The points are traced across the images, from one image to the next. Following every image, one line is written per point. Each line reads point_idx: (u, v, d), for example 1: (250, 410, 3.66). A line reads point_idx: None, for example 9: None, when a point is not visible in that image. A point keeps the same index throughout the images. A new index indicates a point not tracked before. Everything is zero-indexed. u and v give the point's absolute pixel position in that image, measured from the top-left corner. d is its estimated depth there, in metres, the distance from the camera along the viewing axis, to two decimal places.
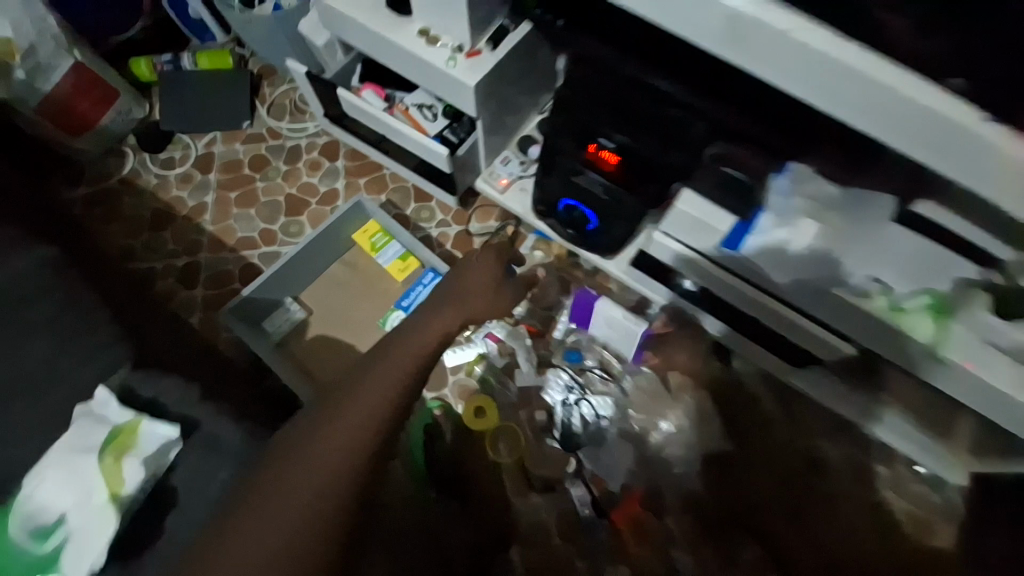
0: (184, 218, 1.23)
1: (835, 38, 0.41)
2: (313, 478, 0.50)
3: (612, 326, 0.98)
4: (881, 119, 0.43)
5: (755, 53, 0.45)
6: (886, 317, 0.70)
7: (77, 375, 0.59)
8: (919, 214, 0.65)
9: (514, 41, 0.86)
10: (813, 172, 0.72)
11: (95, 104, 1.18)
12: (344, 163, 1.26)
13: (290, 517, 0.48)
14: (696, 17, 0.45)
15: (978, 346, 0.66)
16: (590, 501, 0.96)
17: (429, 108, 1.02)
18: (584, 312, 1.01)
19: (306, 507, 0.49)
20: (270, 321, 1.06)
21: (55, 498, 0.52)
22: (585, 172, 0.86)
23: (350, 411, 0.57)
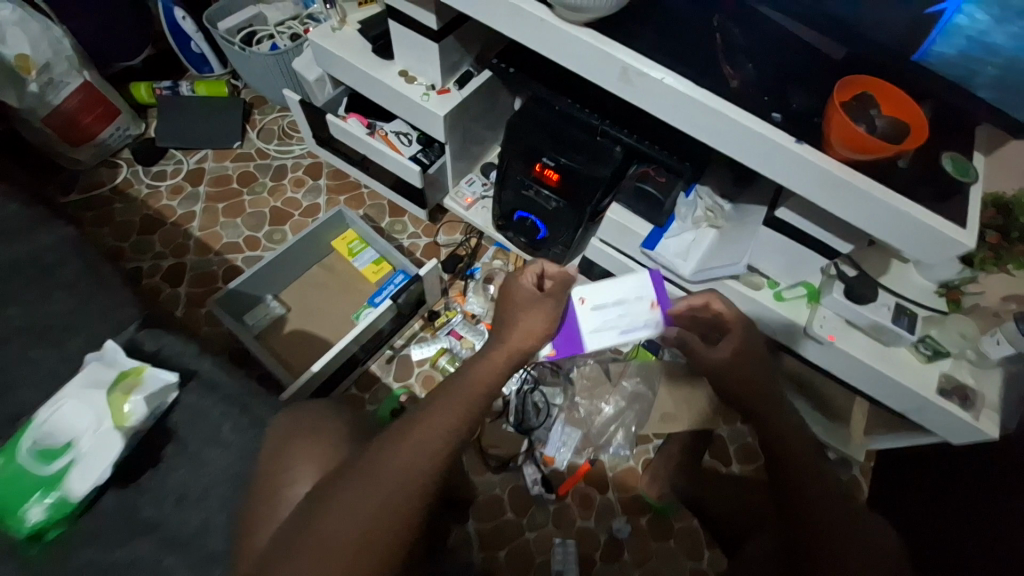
0: (173, 223, 1.35)
1: (688, 84, 0.68)
2: (386, 478, 0.58)
3: (599, 325, 0.83)
4: (725, 137, 0.69)
5: (648, 95, 0.71)
6: (775, 305, 0.94)
7: (106, 322, 0.75)
8: (780, 218, 0.82)
9: (477, 84, 1.06)
10: (709, 191, 0.97)
11: (98, 119, 1.33)
12: (326, 182, 1.40)
13: (374, 499, 0.57)
14: (603, 67, 0.72)
15: (838, 322, 0.90)
16: (540, 478, 1.07)
17: (405, 135, 1.19)
18: (568, 323, 0.84)
19: (354, 538, 0.55)
20: (250, 315, 1.16)
21: (66, 427, 0.61)
22: (535, 186, 1.06)
23: (383, 478, 0.58)
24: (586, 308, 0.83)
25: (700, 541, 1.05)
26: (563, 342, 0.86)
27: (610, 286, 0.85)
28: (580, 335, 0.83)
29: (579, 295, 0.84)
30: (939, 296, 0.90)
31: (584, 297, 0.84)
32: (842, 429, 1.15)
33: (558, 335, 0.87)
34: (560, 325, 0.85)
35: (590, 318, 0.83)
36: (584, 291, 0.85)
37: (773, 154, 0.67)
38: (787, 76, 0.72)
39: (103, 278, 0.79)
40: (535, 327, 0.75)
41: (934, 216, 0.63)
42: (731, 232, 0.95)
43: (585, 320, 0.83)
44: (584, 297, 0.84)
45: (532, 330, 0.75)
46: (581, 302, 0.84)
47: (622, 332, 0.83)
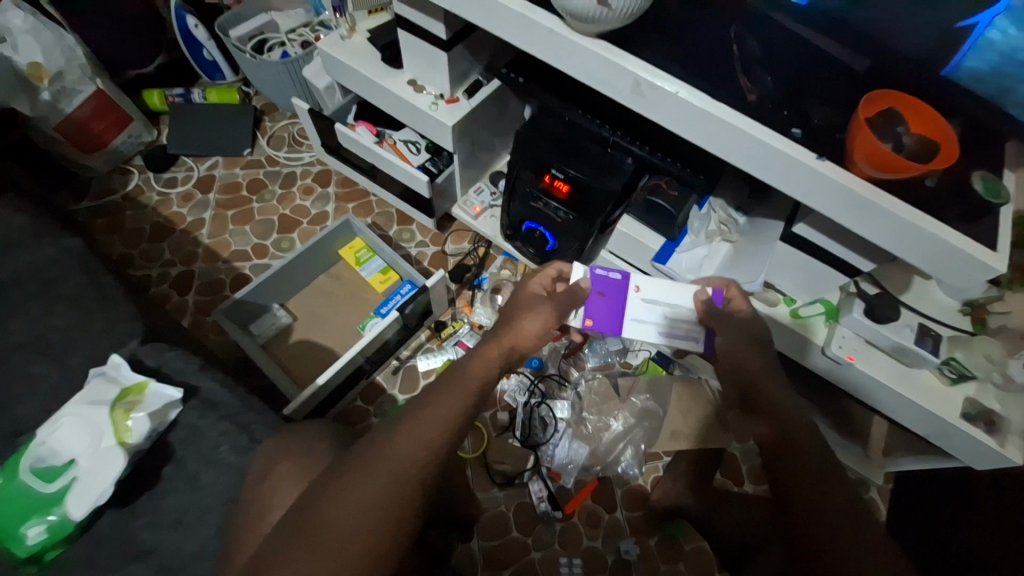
0: (182, 231, 1.35)
1: (703, 98, 0.66)
2: (378, 473, 0.56)
3: (642, 318, 0.84)
4: (739, 150, 0.67)
5: (658, 107, 0.69)
6: (792, 324, 0.91)
7: (113, 335, 0.75)
8: (797, 235, 0.80)
9: (486, 92, 1.04)
10: (723, 204, 0.95)
11: (110, 127, 1.35)
12: (335, 189, 1.40)
13: (367, 494, 0.55)
14: (615, 80, 0.70)
15: (858, 342, 0.87)
16: (546, 496, 1.05)
17: (414, 143, 1.19)
18: (617, 300, 0.85)
19: (348, 540, 0.53)
20: (257, 325, 1.16)
21: (69, 443, 0.63)
22: (544, 198, 1.04)
23: (376, 476, 0.56)
24: (637, 297, 0.85)
25: (710, 564, 1.02)
26: (603, 316, 0.84)
27: (667, 288, 0.85)
28: (622, 318, 0.84)
29: (637, 281, 0.86)
30: (963, 314, 0.87)
31: (639, 287, 0.86)
32: (860, 450, 1.11)
33: (605, 307, 0.84)
34: (609, 299, 0.85)
35: (636, 307, 0.85)
36: (641, 282, 0.86)
37: (792, 173, 0.65)
38: (806, 90, 0.70)
39: (109, 290, 0.79)
40: (530, 327, 0.74)
41: (963, 238, 0.60)
42: (745, 247, 0.94)
43: (633, 306, 0.84)
44: (638, 286, 0.85)
45: (526, 331, 0.74)
46: (635, 290, 0.85)
47: (659, 334, 0.83)
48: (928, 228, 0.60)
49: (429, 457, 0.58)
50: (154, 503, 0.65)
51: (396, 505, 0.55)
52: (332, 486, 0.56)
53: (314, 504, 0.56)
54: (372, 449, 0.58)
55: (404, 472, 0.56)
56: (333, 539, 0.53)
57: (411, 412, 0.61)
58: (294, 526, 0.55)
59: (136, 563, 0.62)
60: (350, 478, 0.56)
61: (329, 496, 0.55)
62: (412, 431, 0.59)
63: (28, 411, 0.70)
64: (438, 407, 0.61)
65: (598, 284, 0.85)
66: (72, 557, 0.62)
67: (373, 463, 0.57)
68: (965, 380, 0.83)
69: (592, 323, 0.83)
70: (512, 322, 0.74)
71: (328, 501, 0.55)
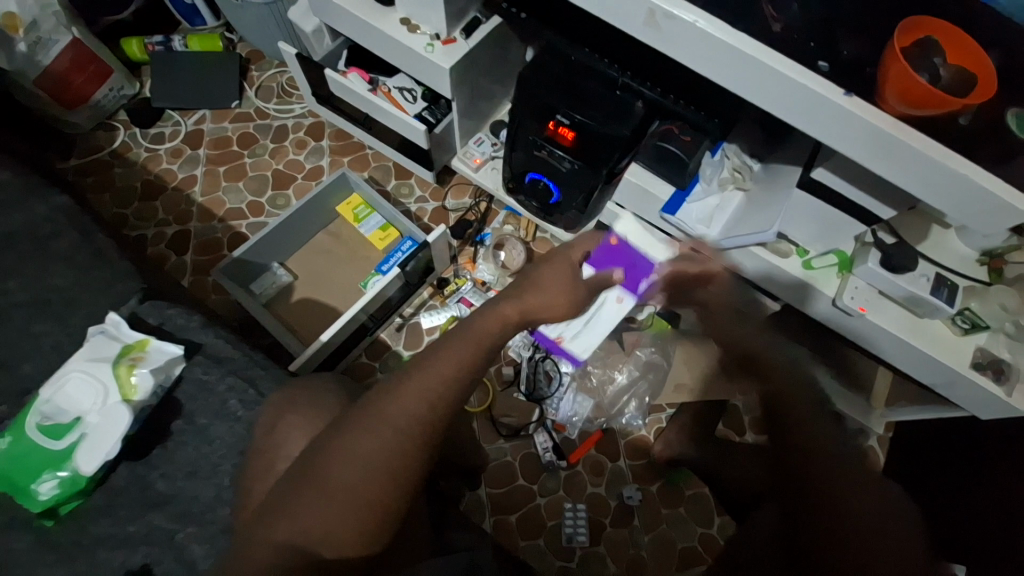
0: (175, 189, 1.31)
1: (723, 29, 0.60)
2: (384, 428, 0.56)
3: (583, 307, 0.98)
4: (756, 86, 0.62)
5: (671, 40, 0.64)
6: (805, 276, 0.88)
7: (109, 294, 0.74)
8: (815, 180, 0.76)
9: (485, 32, 0.97)
10: (737, 148, 0.90)
11: (90, 80, 1.28)
12: (328, 143, 1.34)
13: (373, 449, 0.55)
14: (628, 9, 0.64)
15: (871, 292, 0.85)
16: (551, 446, 1.07)
17: (409, 91, 1.12)
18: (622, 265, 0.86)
19: (357, 494, 0.54)
20: (257, 283, 1.15)
21: (77, 400, 0.64)
22: (547, 147, 0.99)
23: (381, 433, 0.56)
24: (610, 272, 0.79)
25: (711, 509, 1.06)
26: (612, 253, 0.85)
27: (602, 328, 0.98)
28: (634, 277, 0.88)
29: (630, 279, 0.77)
30: (980, 264, 0.85)
31: (621, 280, 0.78)
32: (862, 398, 1.12)
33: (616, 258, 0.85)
34: (626, 260, 0.86)
35: (605, 271, 0.79)
36: None
37: (816, 111, 0.60)
38: (837, 16, 0.64)
39: (102, 248, 0.77)
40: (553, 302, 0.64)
41: (988, 177, 0.57)
42: (759, 194, 0.89)
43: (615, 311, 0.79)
44: (621, 279, 0.78)
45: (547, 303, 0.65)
46: (614, 272, 0.79)
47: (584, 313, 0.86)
48: (953, 168, 0.57)
49: (429, 415, 0.56)
50: (167, 456, 0.67)
51: (400, 461, 0.55)
52: (336, 443, 0.56)
53: (316, 459, 0.56)
54: (372, 409, 0.57)
55: (403, 432, 0.55)
56: (342, 491, 0.54)
57: (415, 371, 0.59)
58: (298, 482, 0.56)
59: (153, 512, 0.64)
60: (351, 436, 0.56)
61: (331, 453, 0.56)
62: (415, 388, 0.58)
63: (32, 370, 0.70)
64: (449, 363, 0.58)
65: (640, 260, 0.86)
66: (92, 507, 0.64)
67: (375, 422, 0.56)
68: (978, 330, 0.81)
69: (611, 246, 0.85)
70: (534, 284, 0.69)
71: (330, 455, 0.56)
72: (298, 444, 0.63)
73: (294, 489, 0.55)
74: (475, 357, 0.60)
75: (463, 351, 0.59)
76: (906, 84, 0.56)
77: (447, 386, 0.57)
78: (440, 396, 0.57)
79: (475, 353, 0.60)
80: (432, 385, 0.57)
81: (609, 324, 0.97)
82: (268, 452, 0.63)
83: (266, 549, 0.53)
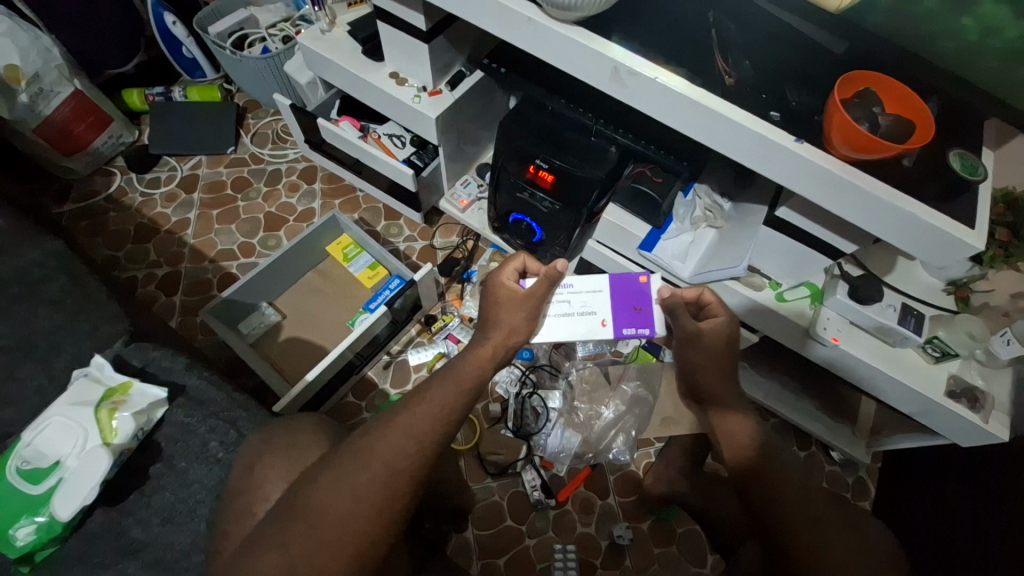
0: (168, 231, 1.34)
1: (681, 83, 0.66)
2: (367, 468, 0.55)
3: (582, 295, 0.75)
4: (713, 132, 0.67)
5: (634, 94, 0.69)
6: (779, 308, 0.90)
7: (95, 337, 0.75)
8: (782, 217, 0.80)
9: (468, 85, 1.04)
10: (706, 189, 0.96)
11: (90, 128, 1.33)
12: (320, 185, 1.39)
13: (357, 489, 0.55)
14: (595, 66, 0.70)
15: (844, 323, 0.87)
16: (540, 484, 1.06)
17: (399, 137, 1.18)
18: (622, 303, 0.75)
19: (334, 537, 0.53)
20: (245, 324, 1.16)
21: (57, 443, 0.63)
22: (529, 189, 1.05)
23: (362, 472, 0.55)
24: (601, 312, 0.75)
25: (703, 546, 1.04)
26: (632, 291, 0.75)
27: (567, 334, 0.74)
28: (619, 317, 0.74)
29: (611, 330, 0.74)
30: (947, 294, 0.89)
31: (602, 326, 0.74)
32: (848, 429, 1.13)
33: (628, 297, 0.75)
34: (631, 305, 0.75)
35: (599, 308, 0.75)
36: (605, 328, 0.74)
37: (770, 155, 0.65)
38: (782, 73, 0.71)
39: (91, 292, 0.78)
40: (514, 321, 0.68)
41: (942, 217, 0.61)
42: (730, 231, 0.94)
43: (582, 325, 0.74)
44: (604, 325, 0.74)
45: (509, 324, 0.68)
46: (604, 316, 0.74)
47: (560, 302, 0.75)
48: (908, 208, 0.61)
49: (411, 452, 0.57)
50: (144, 502, 0.66)
51: (389, 500, 0.55)
52: (325, 478, 0.56)
53: (303, 497, 0.55)
54: (362, 444, 0.57)
55: (394, 467, 0.56)
56: (319, 529, 0.53)
57: (399, 409, 0.60)
58: (285, 516, 0.55)
59: (127, 560, 0.63)
60: (343, 472, 0.56)
61: (318, 488, 0.56)
62: (402, 424, 0.58)
63: (15, 415, 0.70)
64: (430, 400, 0.60)
65: (646, 316, 0.74)
66: (64, 556, 0.63)
67: (365, 460, 0.56)
68: (949, 358, 0.84)
69: (638, 279, 0.76)
70: (495, 322, 0.68)
71: (316, 492, 0.55)
72: (276, 485, 0.62)
73: (269, 531, 0.54)
74: (457, 391, 0.61)
75: (447, 391, 0.61)
76: (861, 135, 0.60)
77: (430, 422, 0.58)
78: (419, 429, 0.58)
79: (454, 388, 0.61)
80: (421, 422, 0.58)
81: (578, 336, 0.74)
82: (246, 494, 0.63)
83: None
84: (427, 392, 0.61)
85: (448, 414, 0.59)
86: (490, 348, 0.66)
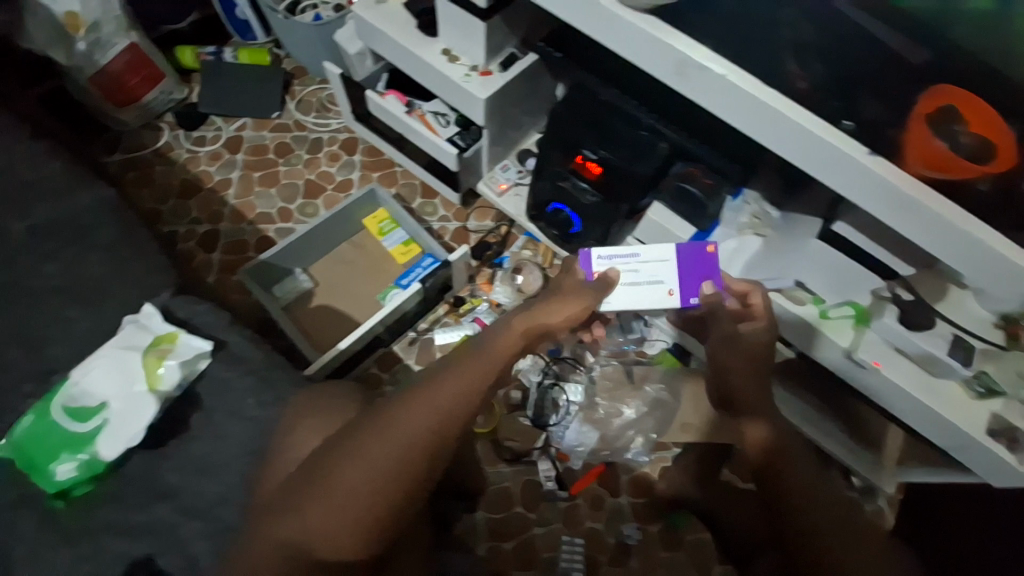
0: (210, 189, 1.37)
1: (751, 81, 0.63)
2: (388, 441, 0.56)
3: (651, 266, 0.82)
4: (779, 137, 0.65)
5: (700, 90, 0.67)
6: (818, 324, 0.87)
7: (142, 286, 0.77)
8: (837, 232, 0.78)
9: (521, 67, 1.02)
10: (758, 197, 0.95)
11: (143, 82, 1.35)
12: (360, 158, 1.40)
13: (376, 459, 0.55)
14: (660, 58, 0.67)
15: (886, 348, 0.85)
16: (554, 475, 1.06)
17: (443, 115, 1.17)
18: (688, 271, 0.82)
19: (353, 502, 0.54)
20: (279, 287, 1.18)
21: (106, 384, 0.67)
22: (573, 179, 1.03)
23: (382, 443, 0.56)
24: (668, 281, 0.82)
25: (710, 556, 1.04)
26: (699, 262, 0.82)
27: (634, 304, 0.83)
28: (686, 285, 0.82)
29: (678, 298, 0.82)
30: (997, 328, 0.78)
31: (669, 295, 0.82)
32: (873, 456, 1.10)
33: (694, 266, 0.82)
34: (697, 273, 0.82)
35: (667, 278, 0.82)
36: (673, 297, 0.82)
37: (835, 165, 0.63)
38: (858, 79, 0.67)
39: (141, 242, 0.80)
40: (563, 309, 0.76)
41: (1015, 247, 0.58)
42: (777, 241, 0.92)
43: (650, 295, 0.82)
44: (671, 295, 0.82)
45: (557, 310, 0.76)
46: (671, 285, 0.82)
47: (629, 275, 0.82)
48: (978, 235, 0.58)
49: (431, 429, 0.56)
50: (179, 449, 0.68)
51: (410, 479, 0.55)
52: (348, 447, 0.57)
53: (327, 463, 0.57)
54: (385, 415, 0.58)
55: (414, 444, 0.55)
56: (339, 493, 0.55)
57: (424, 385, 0.60)
58: (311, 477, 0.57)
59: (161, 503, 0.65)
60: (364, 444, 0.56)
61: (340, 455, 0.57)
62: (425, 400, 0.58)
63: (59, 353, 0.73)
64: (454, 377, 0.60)
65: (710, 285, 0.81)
66: (101, 492, 0.66)
67: (387, 432, 0.56)
68: (995, 395, 0.81)
69: (706, 251, 0.82)
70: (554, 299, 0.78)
71: (339, 459, 0.56)
72: (304, 449, 0.64)
73: (299, 487, 0.57)
74: (484, 371, 0.61)
75: (473, 370, 0.60)
76: (918, 151, 0.60)
77: (453, 398, 0.58)
78: (439, 404, 0.57)
79: (480, 367, 0.61)
80: (445, 397, 0.58)
81: (648, 304, 0.82)
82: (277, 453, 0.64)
83: (266, 539, 0.57)
84: (455, 368, 0.61)
85: (473, 392, 0.59)
86: (522, 325, 0.71)
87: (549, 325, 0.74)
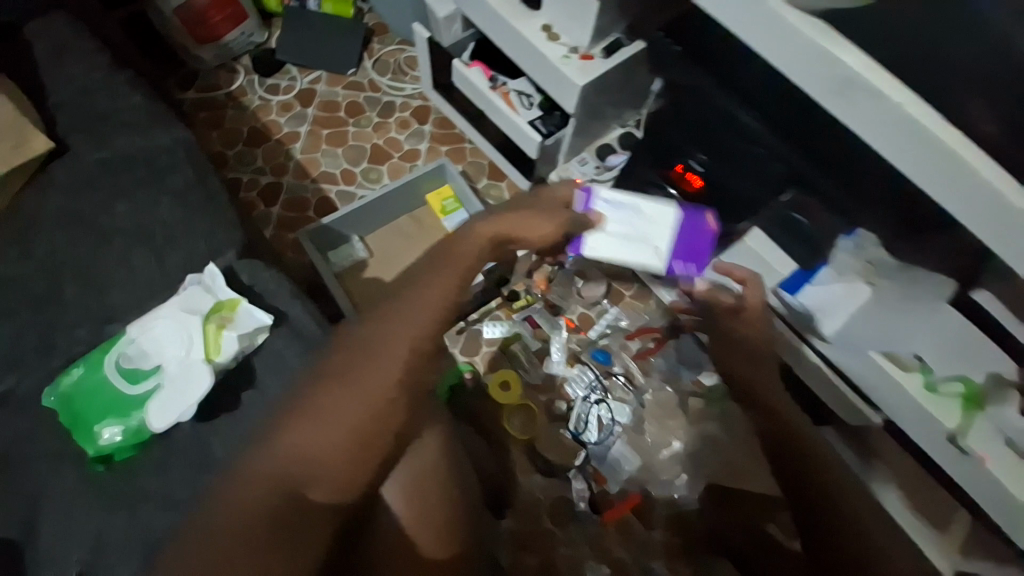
0: (277, 140, 1.34)
1: (927, 111, 0.49)
2: (371, 373, 0.60)
3: (645, 222, 0.77)
4: (946, 183, 0.49)
5: (862, 121, 0.52)
6: (920, 396, 0.75)
7: (207, 240, 0.74)
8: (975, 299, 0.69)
9: (625, 56, 0.93)
10: (876, 240, 0.80)
11: (226, 20, 1.32)
12: (431, 128, 1.33)
13: (362, 391, 0.59)
14: (820, 74, 0.53)
15: (1000, 437, 0.70)
16: (587, 497, 1.02)
17: (527, 96, 1.09)
18: (679, 237, 0.77)
19: (345, 433, 0.57)
20: (334, 254, 1.15)
21: (165, 348, 0.69)
22: (665, 189, 0.94)
23: (368, 374, 0.60)
24: (657, 242, 0.77)
25: None
26: (696, 231, 0.78)
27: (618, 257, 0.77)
28: (675, 250, 0.77)
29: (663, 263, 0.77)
30: None
31: (653, 256, 0.77)
32: None
33: (692, 236, 0.78)
34: (685, 242, 0.77)
35: (656, 238, 0.77)
36: (660, 259, 0.77)
37: (959, 182, 0.49)
38: None
39: (210, 191, 0.77)
40: (536, 221, 0.71)
41: None
42: (891, 294, 0.79)
43: (638, 252, 0.77)
44: (655, 257, 0.77)
45: (533, 224, 0.71)
46: (658, 247, 0.77)
47: (610, 224, 0.77)
48: None
49: (415, 359, 0.61)
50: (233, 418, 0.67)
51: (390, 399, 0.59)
52: (329, 386, 0.59)
53: (306, 399, 0.59)
54: (365, 343, 0.62)
55: (396, 370, 0.60)
56: (325, 423, 0.57)
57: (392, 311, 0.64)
58: (292, 409, 0.59)
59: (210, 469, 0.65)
60: (347, 379, 0.60)
61: (321, 393, 0.59)
62: (405, 332, 0.62)
63: (122, 298, 0.72)
64: (420, 302, 0.64)
65: (704, 258, 0.78)
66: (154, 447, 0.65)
67: (371, 361, 0.60)
68: None
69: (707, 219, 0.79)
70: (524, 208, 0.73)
71: (322, 396, 0.59)
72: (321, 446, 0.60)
73: (279, 415, 0.59)
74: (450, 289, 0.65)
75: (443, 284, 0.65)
76: None
77: (425, 319, 0.63)
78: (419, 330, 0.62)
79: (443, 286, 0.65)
80: (424, 314, 0.63)
81: (631, 261, 0.77)
82: None
83: (239, 487, 0.54)
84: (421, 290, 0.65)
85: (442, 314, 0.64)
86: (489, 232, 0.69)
87: (519, 236, 0.71)
